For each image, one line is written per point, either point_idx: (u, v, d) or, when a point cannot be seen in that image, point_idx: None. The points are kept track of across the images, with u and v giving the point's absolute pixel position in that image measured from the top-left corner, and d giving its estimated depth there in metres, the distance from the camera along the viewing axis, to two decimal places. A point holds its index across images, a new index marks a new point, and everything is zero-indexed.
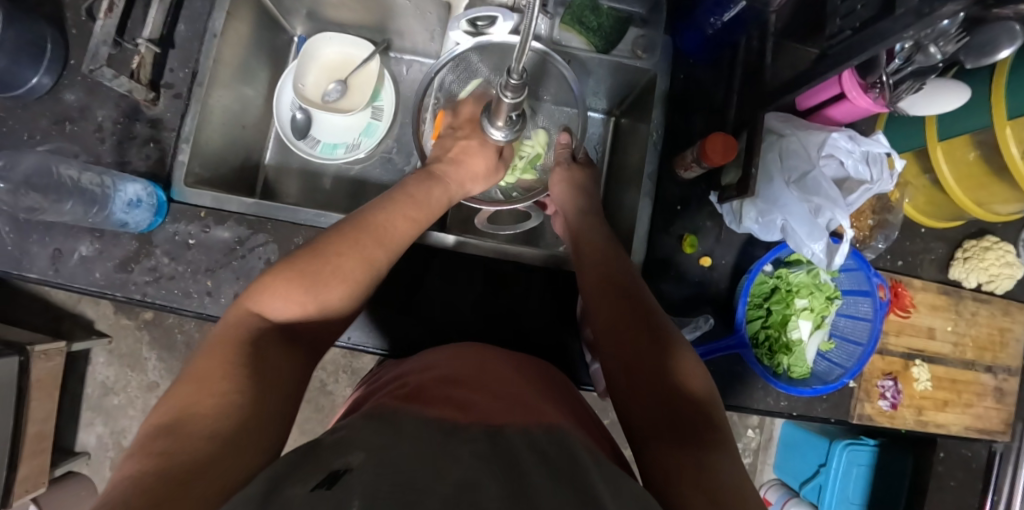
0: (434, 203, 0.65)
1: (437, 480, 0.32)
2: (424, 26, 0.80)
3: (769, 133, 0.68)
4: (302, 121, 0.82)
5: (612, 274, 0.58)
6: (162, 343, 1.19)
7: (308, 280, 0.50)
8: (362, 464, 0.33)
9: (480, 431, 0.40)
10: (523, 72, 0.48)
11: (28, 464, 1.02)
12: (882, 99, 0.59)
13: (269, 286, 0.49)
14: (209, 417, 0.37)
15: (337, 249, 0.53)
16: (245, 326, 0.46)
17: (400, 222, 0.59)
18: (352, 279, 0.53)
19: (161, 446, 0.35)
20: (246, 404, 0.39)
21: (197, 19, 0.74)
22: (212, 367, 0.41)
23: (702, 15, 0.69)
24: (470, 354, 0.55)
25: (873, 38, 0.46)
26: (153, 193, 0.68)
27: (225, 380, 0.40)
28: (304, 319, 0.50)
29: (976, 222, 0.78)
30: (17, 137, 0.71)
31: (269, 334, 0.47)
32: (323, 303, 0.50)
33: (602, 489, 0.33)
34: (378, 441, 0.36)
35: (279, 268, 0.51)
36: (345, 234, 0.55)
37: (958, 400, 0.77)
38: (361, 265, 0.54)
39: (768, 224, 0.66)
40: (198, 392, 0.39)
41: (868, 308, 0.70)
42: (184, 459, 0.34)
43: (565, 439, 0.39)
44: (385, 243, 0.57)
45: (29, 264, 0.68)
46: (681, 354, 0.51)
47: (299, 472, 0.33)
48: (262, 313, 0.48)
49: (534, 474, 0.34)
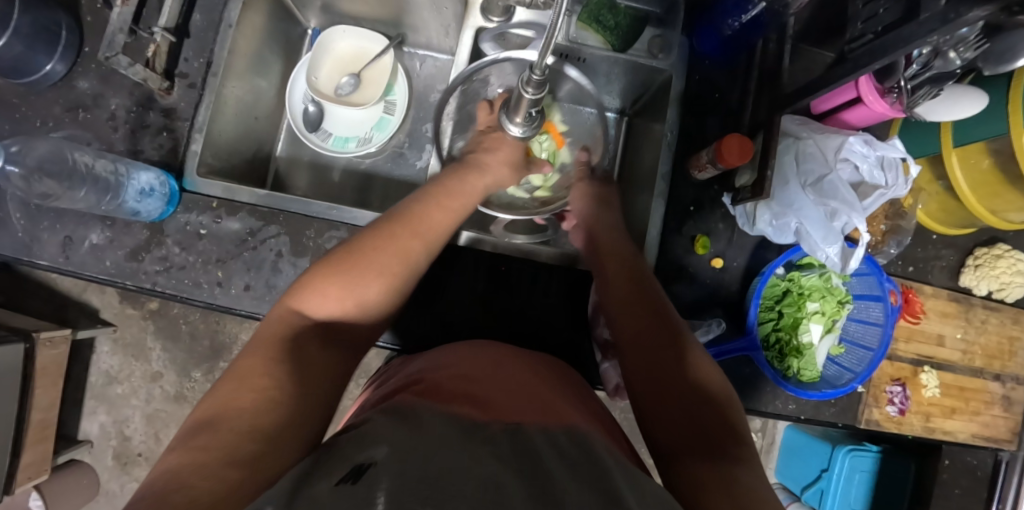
0: (466, 202, 0.64)
1: (461, 478, 0.31)
2: (439, 20, 0.80)
3: (786, 136, 0.68)
4: (314, 114, 0.81)
5: (640, 286, 0.59)
6: (167, 333, 1.19)
7: (345, 278, 0.51)
8: (387, 459, 0.33)
9: (502, 429, 0.40)
10: (546, 68, 0.48)
11: (31, 451, 1.02)
12: (900, 104, 0.59)
13: (308, 285, 0.51)
14: (244, 412, 0.38)
15: (374, 244, 0.54)
16: (284, 326, 0.47)
17: (436, 214, 0.60)
18: (392, 275, 0.53)
19: (207, 439, 0.35)
20: (286, 400, 0.40)
21: (212, 9, 0.74)
22: (256, 365, 0.42)
23: (721, 15, 0.68)
24: (490, 353, 0.56)
25: (894, 42, 0.46)
26: (166, 182, 0.68)
27: (265, 377, 0.41)
28: (344, 316, 0.51)
29: (988, 229, 0.78)
30: (30, 123, 0.71)
31: (309, 334, 0.48)
32: (360, 299, 0.51)
33: (627, 491, 0.33)
34: (400, 436, 0.36)
35: (318, 268, 0.52)
36: (381, 231, 0.55)
37: (966, 408, 0.77)
38: (398, 259, 0.54)
39: (782, 227, 0.66)
40: (238, 388, 0.40)
41: (880, 313, 0.70)
42: (222, 451, 0.34)
43: (587, 442, 0.39)
44: (423, 237, 0.57)
45: (40, 251, 0.68)
46: (699, 364, 0.52)
47: (325, 465, 0.33)
48: (303, 312, 0.49)
49: (559, 475, 0.34)
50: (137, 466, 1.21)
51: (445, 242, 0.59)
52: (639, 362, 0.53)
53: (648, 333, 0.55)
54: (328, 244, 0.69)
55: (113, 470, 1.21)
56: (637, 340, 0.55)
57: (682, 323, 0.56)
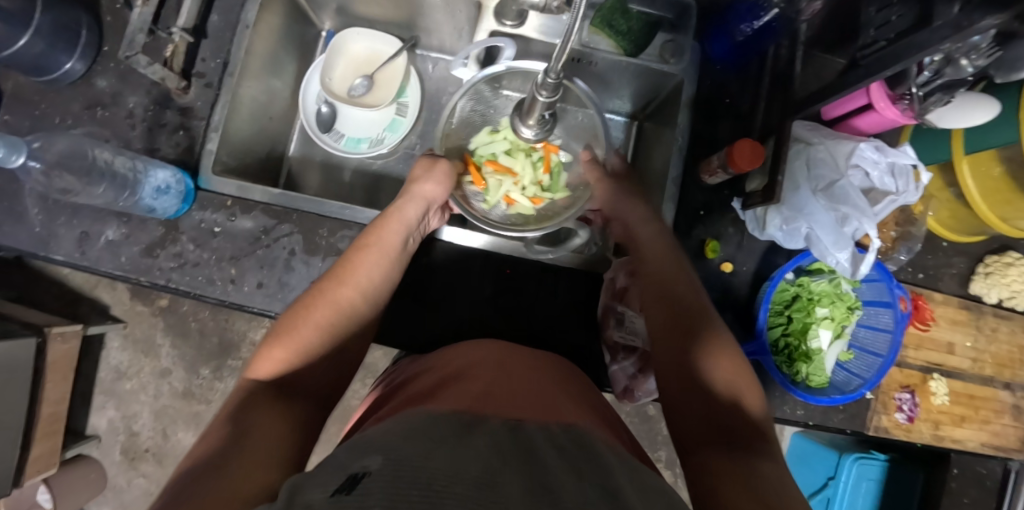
0: (391, 238, 0.63)
1: (457, 480, 0.31)
2: (452, 23, 0.81)
3: (796, 141, 0.68)
4: (327, 115, 0.82)
5: (663, 278, 0.59)
6: (176, 330, 1.21)
7: (286, 339, 0.54)
8: (381, 467, 0.31)
9: (501, 425, 0.40)
10: (560, 72, 0.49)
11: (41, 445, 1.03)
12: (911, 110, 0.59)
13: (261, 354, 0.53)
14: (206, 458, 0.39)
15: (308, 303, 0.57)
16: (245, 388, 0.49)
17: (371, 261, 0.61)
18: (320, 324, 0.56)
19: (176, 488, 0.37)
20: (255, 440, 0.42)
21: (230, 10, 0.75)
22: (214, 427, 0.44)
23: (733, 21, 0.69)
24: (489, 349, 0.56)
25: (907, 49, 0.46)
26: (182, 181, 0.68)
27: (227, 427, 0.43)
28: (296, 370, 0.52)
29: (999, 237, 0.77)
30: (50, 120, 0.72)
31: (265, 391, 0.49)
32: (302, 350, 0.53)
33: (629, 492, 0.33)
34: (392, 444, 0.35)
35: (267, 338, 0.55)
36: (317, 288, 0.59)
37: (975, 417, 0.76)
38: (332, 311, 0.57)
39: (792, 232, 0.66)
40: (204, 442, 0.42)
41: (889, 319, 0.70)
42: (191, 481, 0.37)
43: (586, 441, 0.40)
44: (359, 284, 0.60)
45: (56, 247, 0.69)
46: (716, 355, 0.53)
47: (318, 478, 0.32)
48: (254, 377, 0.51)
49: (556, 470, 0.34)
50: (144, 462, 1.22)
51: (381, 289, 0.61)
52: (664, 355, 0.54)
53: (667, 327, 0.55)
54: (340, 242, 0.70)
55: (121, 465, 1.22)
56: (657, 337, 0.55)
57: (709, 312, 0.56)
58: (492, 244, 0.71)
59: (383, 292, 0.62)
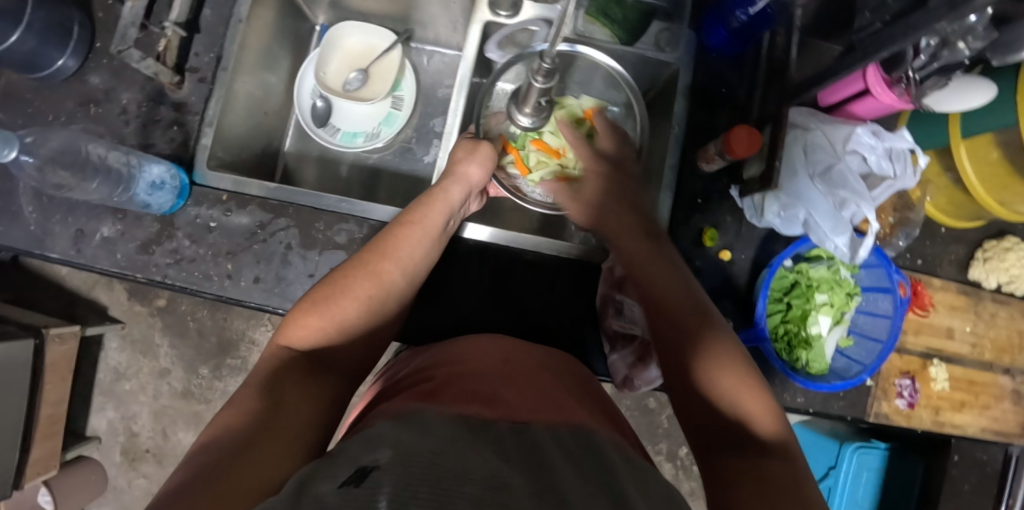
0: (436, 218, 0.64)
1: (467, 478, 0.31)
2: (447, 16, 0.80)
3: (793, 127, 0.68)
4: (322, 110, 0.82)
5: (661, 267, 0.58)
6: (175, 330, 1.20)
7: (323, 309, 0.54)
8: (389, 463, 0.31)
9: (508, 428, 0.40)
10: (556, 56, 0.48)
11: (40, 446, 1.02)
12: (908, 94, 0.59)
13: (295, 320, 0.54)
14: (234, 430, 0.40)
15: (349, 275, 0.58)
16: (276, 357, 0.50)
17: (411, 240, 0.61)
18: (362, 299, 0.56)
19: (199, 460, 0.37)
20: (283, 419, 0.43)
21: (223, 4, 0.74)
22: (247, 395, 0.45)
23: (728, 8, 0.68)
24: (501, 349, 0.56)
25: (904, 30, 0.45)
26: (177, 176, 0.68)
27: (258, 399, 0.44)
28: (327, 344, 0.53)
29: (997, 222, 0.77)
30: (43, 118, 0.72)
31: (297, 363, 0.50)
32: (340, 323, 0.54)
33: (636, 494, 0.33)
34: (401, 440, 0.35)
35: (303, 305, 0.55)
36: (361, 261, 0.59)
37: (975, 402, 0.76)
38: (373, 289, 0.57)
39: (790, 218, 0.66)
40: (234, 411, 0.43)
41: (889, 305, 0.70)
42: (219, 454, 0.37)
43: (592, 441, 0.40)
44: (401, 263, 0.60)
45: (51, 245, 0.69)
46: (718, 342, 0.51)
47: (327, 472, 0.32)
48: (289, 345, 0.52)
49: (564, 474, 0.34)
50: (145, 462, 1.21)
51: (419, 274, 0.62)
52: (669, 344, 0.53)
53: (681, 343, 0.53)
54: (337, 236, 0.70)
55: (121, 466, 1.21)
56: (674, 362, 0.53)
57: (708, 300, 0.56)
58: (494, 237, 0.72)
59: (421, 272, 0.62)
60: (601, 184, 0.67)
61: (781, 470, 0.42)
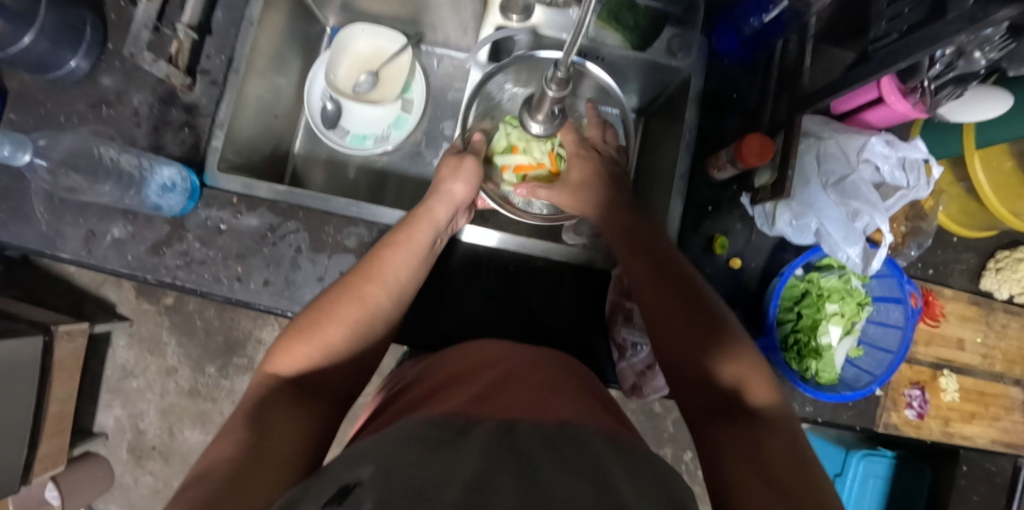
0: (420, 238, 0.63)
1: (446, 485, 0.31)
2: (457, 19, 0.80)
3: (807, 135, 0.67)
4: (332, 112, 0.82)
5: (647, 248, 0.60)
6: (182, 328, 1.21)
7: (309, 335, 0.54)
8: (371, 478, 0.32)
9: (494, 427, 0.40)
10: (570, 66, 0.48)
11: (49, 442, 1.03)
12: (923, 104, 0.58)
13: (282, 348, 0.54)
14: (224, 462, 0.40)
15: (335, 299, 0.57)
16: (263, 386, 0.51)
17: (396, 258, 0.61)
18: (348, 320, 0.56)
19: (191, 495, 0.38)
20: (267, 448, 0.43)
21: (235, 7, 0.74)
22: (234, 426, 0.45)
23: (741, 14, 0.68)
24: (491, 351, 0.57)
25: (922, 41, 0.45)
26: (187, 178, 0.68)
27: (245, 430, 0.44)
28: (315, 368, 0.53)
29: (1010, 232, 0.76)
30: (55, 119, 0.72)
31: (285, 390, 0.50)
32: (325, 348, 0.54)
33: (624, 486, 0.33)
34: (385, 452, 0.36)
35: (289, 331, 0.55)
36: (341, 285, 0.59)
37: (986, 413, 0.76)
38: (358, 310, 0.57)
39: (802, 227, 0.66)
40: (221, 445, 0.43)
41: (900, 315, 0.70)
42: (206, 492, 0.37)
43: (574, 432, 0.40)
44: (384, 283, 0.60)
45: (62, 245, 0.69)
46: (696, 312, 0.53)
47: (314, 492, 0.32)
48: (276, 372, 0.52)
49: (548, 470, 0.34)
50: (151, 460, 1.22)
51: (405, 294, 0.62)
52: (653, 323, 0.55)
53: (680, 325, 0.53)
54: (347, 240, 0.70)
55: (128, 463, 1.22)
56: (666, 339, 0.53)
57: (692, 272, 0.58)
58: (502, 243, 0.71)
59: (409, 291, 0.62)
60: (587, 169, 0.69)
61: (778, 453, 0.42)
